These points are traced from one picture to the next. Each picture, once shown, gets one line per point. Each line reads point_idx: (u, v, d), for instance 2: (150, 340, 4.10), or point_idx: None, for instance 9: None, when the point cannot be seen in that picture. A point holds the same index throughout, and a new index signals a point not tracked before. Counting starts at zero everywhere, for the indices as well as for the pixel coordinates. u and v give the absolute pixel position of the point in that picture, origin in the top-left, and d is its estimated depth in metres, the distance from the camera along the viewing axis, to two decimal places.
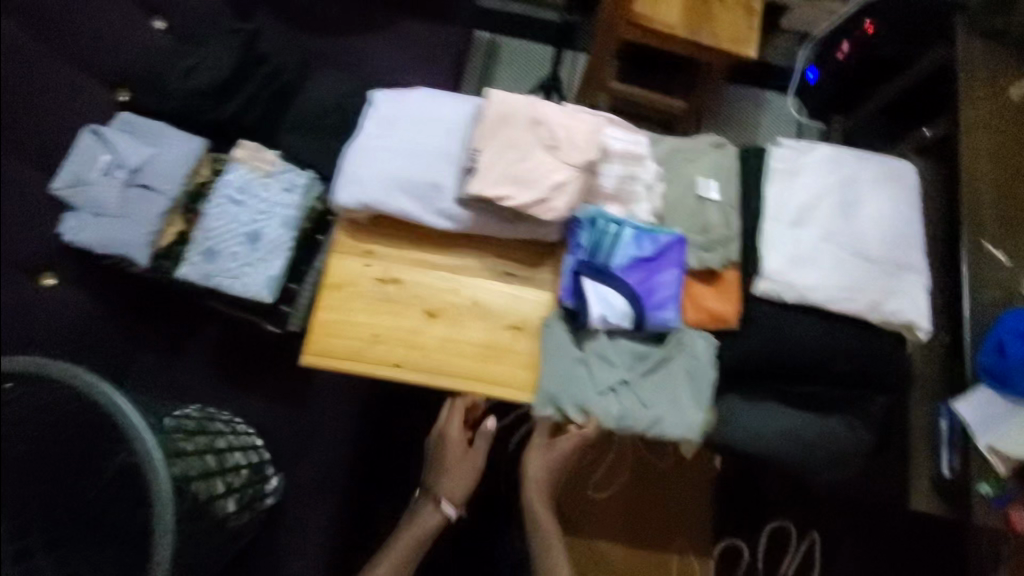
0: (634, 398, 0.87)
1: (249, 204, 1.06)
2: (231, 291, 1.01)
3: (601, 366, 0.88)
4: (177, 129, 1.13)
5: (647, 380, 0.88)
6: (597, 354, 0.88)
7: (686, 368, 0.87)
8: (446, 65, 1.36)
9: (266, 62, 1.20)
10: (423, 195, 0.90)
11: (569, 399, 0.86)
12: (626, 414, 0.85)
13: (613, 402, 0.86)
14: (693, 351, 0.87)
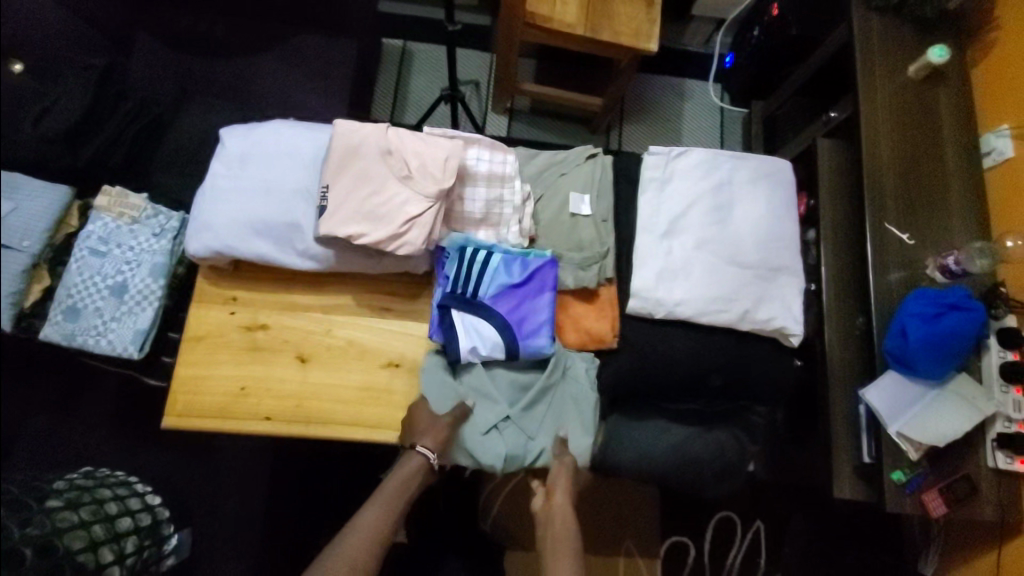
0: (520, 431, 0.84)
1: (114, 254, 1.00)
2: (98, 350, 0.97)
3: (482, 401, 0.85)
4: (33, 180, 1.02)
5: (533, 410, 0.85)
6: (475, 390, 0.85)
7: (570, 393, 0.86)
8: (335, 80, 1.29)
9: (128, 98, 1.14)
10: (280, 236, 0.86)
11: (452, 440, 0.82)
12: (512, 450, 0.82)
13: (497, 439, 0.83)
14: (575, 374, 0.86)
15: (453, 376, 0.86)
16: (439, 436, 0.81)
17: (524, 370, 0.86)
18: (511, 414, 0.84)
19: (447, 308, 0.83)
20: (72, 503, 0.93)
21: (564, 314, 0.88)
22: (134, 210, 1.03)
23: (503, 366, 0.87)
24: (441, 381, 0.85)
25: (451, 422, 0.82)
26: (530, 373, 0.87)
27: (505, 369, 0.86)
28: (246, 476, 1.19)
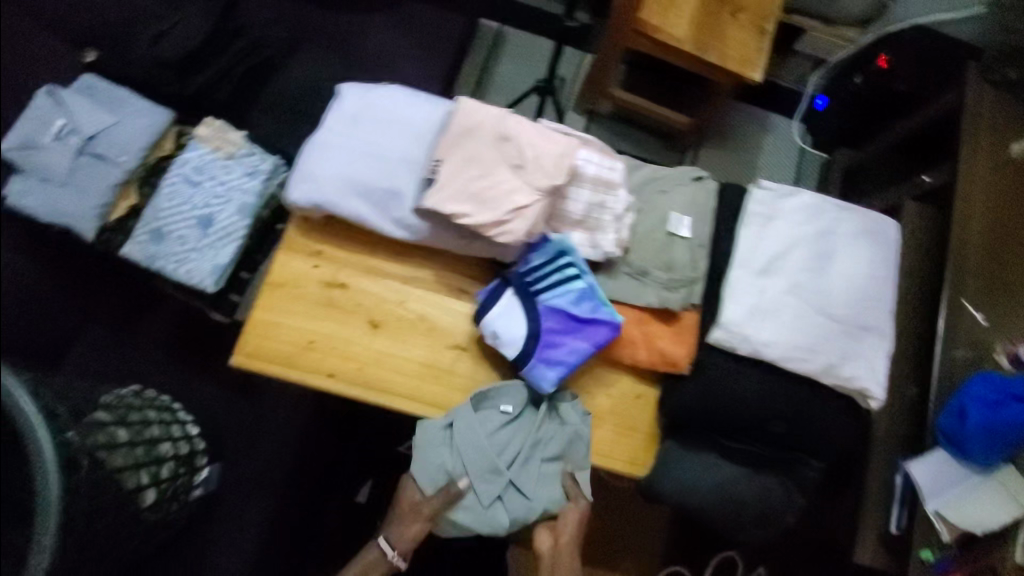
0: (520, 492, 0.88)
1: (205, 186, 1.02)
2: (174, 277, 0.98)
3: (480, 475, 0.86)
4: (139, 98, 1.06)
5: (529, 468, 0.88)
6: (468, 462, 0.86)
7: (562, 446, 0.88)
8: (439, 54, 1.28)
9: (243, 35, 1.14)
10: (380, 201, 0.86)
11: (457, 516, 0.86)
12: (517, 516, 0.87)
13: (501, 507, 0.87)
14: (563, 430, 0.88)
15: (448, 448, 0.86)
16: (409, 537, 0.85)
17: (515, 433, 0.88)
18: (510, 479, 0.87)
19: (507, 284, 0.87)
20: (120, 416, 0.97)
21: (638, 331, 0.87)
22: (232, 149, 1.04)
23: (495, 433, 0.87)
24: (436, 457, 0.85)
25: (429, 515, 0.85)
26: (520, 437, 0.88)
27: (498, 434, 0.87)
28: (281, 424, 1.20)
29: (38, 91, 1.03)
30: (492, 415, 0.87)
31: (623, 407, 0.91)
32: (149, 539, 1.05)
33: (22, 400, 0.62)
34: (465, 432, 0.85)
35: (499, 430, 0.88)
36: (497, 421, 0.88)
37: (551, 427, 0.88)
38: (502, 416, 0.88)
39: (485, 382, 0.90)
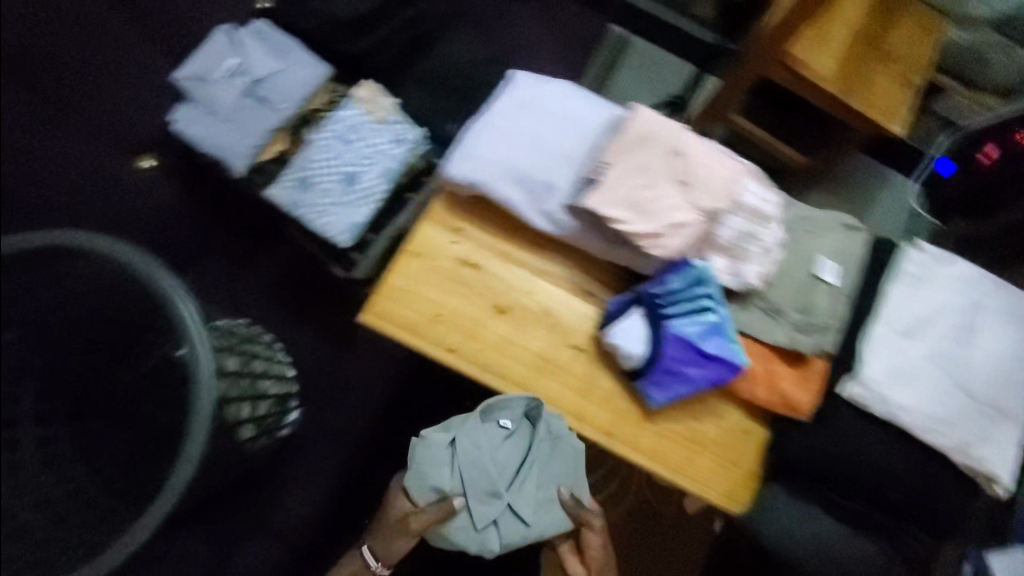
0: (516, 517, 0.80)
1: (355, 145, 1.05)
2: (313, 226, 1.02)
3: (475, 493, 0.80)
4: (304, 50, 1.10)
5: (527, 490, 0.81)
6: (467, 475, 0.80)
7: (559, 466, 0.83)
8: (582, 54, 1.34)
9: (412, 5, 1.16)
10: (533, 191, 0.86)
11: (447, 536, 0.79)
12: (511, 542, 0.79)
13: (495, 532, 0.79)
14: (560, 449, 0.84)
15: (445, 461, 0.80)
16: (394, 552, 0.80)
17: (514, 450, 0.83)
18: (508, 499, 0.80)
19: (638, 300, 0.84)
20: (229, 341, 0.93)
21: (761, 367, 0.86)
22: (384, 116, 1.07)
23: (494, 448, 0.82)
24: (431, 471, 0.80)
25: (414, 532, 0.78)
26: (518, 454, 0.83)
27: (497, 448, 0.82)
28: (366, 387, 1.20)
29: (216, 30, 1.09)
30: (490, 429, 0.83)
31: (725, 440, 0.89)
32: (234, 471, 1.08)
33: (187, 308, 0.59)
34: (462, 445, 0.81)
35: (500, 445, 0.83)
36: (497, 433, 0.83)
37: (548, 447, 0.84)
38: (500, 432, 0.83)
39: (596, 387, 0.88)
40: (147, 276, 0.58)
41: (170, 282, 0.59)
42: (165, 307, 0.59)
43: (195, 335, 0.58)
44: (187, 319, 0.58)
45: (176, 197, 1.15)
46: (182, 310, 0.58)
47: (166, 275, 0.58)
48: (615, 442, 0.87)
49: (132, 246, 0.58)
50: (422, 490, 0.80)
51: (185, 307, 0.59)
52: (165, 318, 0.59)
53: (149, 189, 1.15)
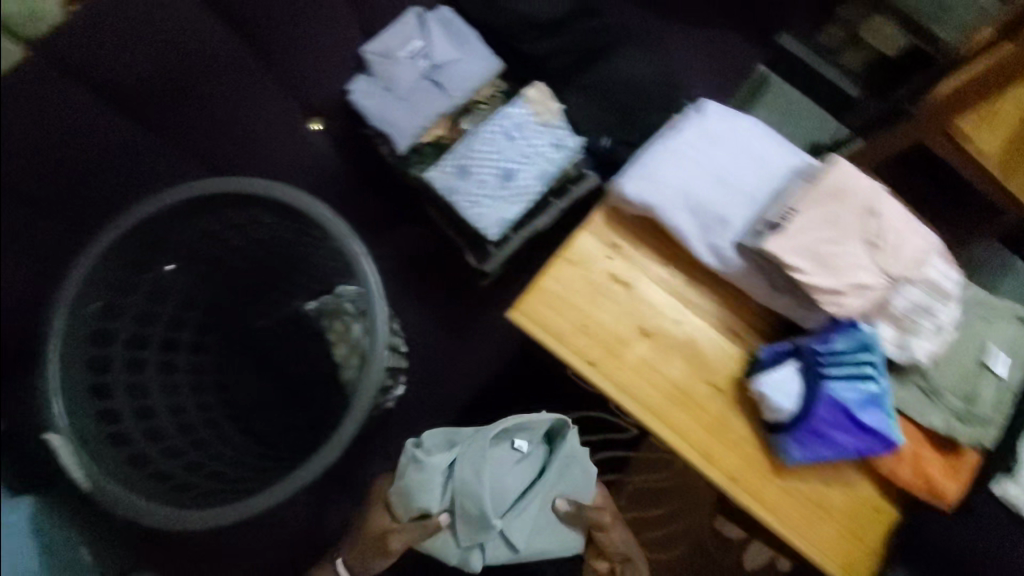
0: (503, 539, 0.88)
1: (518, 143, 1.06)
2: (462, 213, 1.03)
3: (464, 516, 0.85)
4: (483, 44, 1.14)
5: (519, 518, 0.88)
6: (460, 500, 0.85)
7: (562, 485, 0.93)
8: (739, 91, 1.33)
9: (594, 17, 1.18)
10: (708, 223, 0.84)
11: (429, 548, 0.86)
12: (495, 560, 0.88)
13: (479, 554, 0.87)
14: (570, 468, 0.94)
15: (439, 483, 0.86)
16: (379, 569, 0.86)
17: (518, 475, 0.90)
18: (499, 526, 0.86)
19: (799, 352, 0.83)
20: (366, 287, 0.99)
21: (909, 446, 0.84)
22: (550, 119, 1.08)
23: (496, 472, 0.88)
24: (424, 492, 0.84)
25: (398, 549, 0.84)
26: (525, 479, 0.91)
27: (503, 472, 0.89)
28: (467, 377, 1.22)
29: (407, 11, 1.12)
30: (500, 454, 0.90)
31: (851, 511, 0.86)
32: None
33: (370, 272, 0.78)
34: (466, 469, 0.85)
35: (504, 468, 0.90)
36: (501, 458, 0.90)
37: (549, 476, 0.91)
38: (510, 455, 0.90)
39: (730, 430, 0.86)
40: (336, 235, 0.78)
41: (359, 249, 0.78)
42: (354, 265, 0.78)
43: (373, 288, 0.77)
44: (370, 279, 0.77)
45: (329, 162, 1.19)
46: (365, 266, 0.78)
47: (352, 239, 0.77)
48: (741, 491, 0.84)
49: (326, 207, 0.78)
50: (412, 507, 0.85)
51: (370, 270, 0.78)
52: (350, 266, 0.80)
53: (311, 148, 1.17)
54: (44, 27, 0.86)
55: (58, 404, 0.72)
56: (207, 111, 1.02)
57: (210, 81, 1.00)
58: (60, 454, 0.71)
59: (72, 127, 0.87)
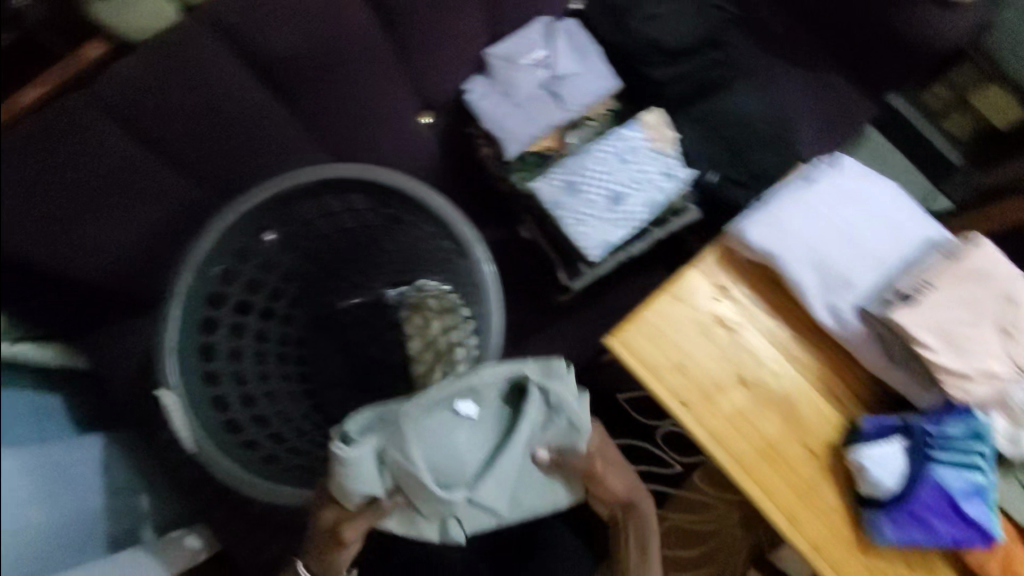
0: (477, 509, 0.74)
1: (628, 167, 1.04)
2: (564, 230, 1.03)
3: (419, 498, 0.71)
4: (604, 61, 1.12)
5: (491, 490, 0.72)
6: (411, 487, 0.70)
7: (540, 431, 0.75)
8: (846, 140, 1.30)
9: (717, 49, 1.16)
10: (831, 283, 0.82)
11: (390, 523, 0.76)
12: (479, 525, 0.77)
13: (456, 523, 0.76)
14: (548, 413, 0.74)
15: (374, 472, 0.69)
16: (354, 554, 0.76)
17: (479, 439, 0.73)
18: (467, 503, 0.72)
19: (907, 430, 0.79)
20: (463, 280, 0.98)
21: (1004, 544, 0.80)
22: (665, 146, 1.06)
23: (448, 442, 0.71)
24: (359, 486, 0.68)
25: (363, 528, 0.73)
26: (489, 441, 0.73)
27: (455, 440, 0.71)
28: None
29: (534, 18, 1.12)
30: (442, 421, 0.71)
31: None
32: None
33: (488, 274, 0.86)
34: (396, 451, 0.68)
35: (459, 436, 0.71)
36: (454, 425, 0.71)
37: (522, 435, 0.72)
38: (459, 421, 0.71)
39: (819, 496, 0.83)
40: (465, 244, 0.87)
41: (479, 250, 0.87)
42: (474, 265, 0.87)
43: (489, 286, 0.86)
44: (487, 279, 0.86)
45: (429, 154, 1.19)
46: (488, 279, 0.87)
47: (482, 252, 0.85)
48: (821, 561, 0.82)
49: (460, 217, 0.87)
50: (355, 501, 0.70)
51: (487, 269, 0.87)
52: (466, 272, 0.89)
53: (417, 139, 1.16)
54: (150, 32, 0.88)
55: (175, 359, 0.78)
56: (342, 100, 1.01)
57: (350, 70, 0.97)
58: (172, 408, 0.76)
59: (218, 93, 0.88)
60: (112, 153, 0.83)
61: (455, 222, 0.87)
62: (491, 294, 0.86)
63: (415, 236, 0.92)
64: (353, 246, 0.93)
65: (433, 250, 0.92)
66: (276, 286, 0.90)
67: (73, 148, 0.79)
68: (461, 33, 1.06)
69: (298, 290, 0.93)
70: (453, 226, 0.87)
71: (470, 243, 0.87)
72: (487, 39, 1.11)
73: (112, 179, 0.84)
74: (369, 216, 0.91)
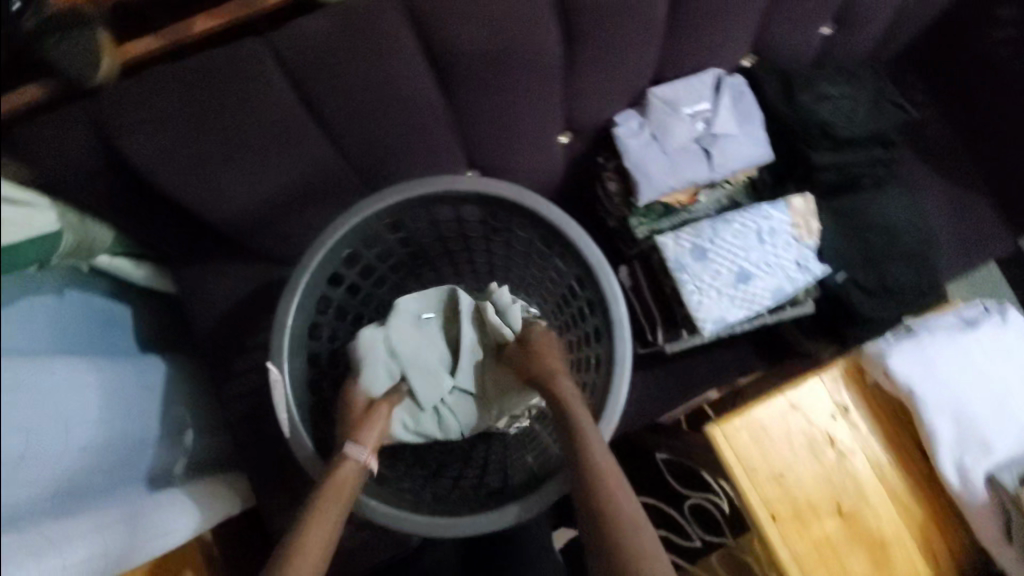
0: (463, 395, 0.92)
1: (764, 248, 0.99)
2: (684, 296, 0.98)
3: (421, 380, 0.89)
4: (763, 130, 1.08)
5: (465, 371, 0.92)
6: (414, 370, 0.89)
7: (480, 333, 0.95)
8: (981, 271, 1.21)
9: (881, 147, 1.09)
10: (965, 441, 0.78)
11: (400, 420, 0.88)
12: (471, 418, 0.92)
13: (452, 416, 0.91)
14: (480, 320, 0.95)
15: (384, 357, 0.88)
16: (376, 434, 0.79)
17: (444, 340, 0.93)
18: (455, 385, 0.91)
19: None
20: (577, 321, 0.91)
21: None
22: (807, 235, 1.00)
23: (427, 336, 0.92)
24: (376, 365, 0.86)
25: (387, 407, 0.83)
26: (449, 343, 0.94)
27: (431, 337, 0.92)
28: None
29: (705, 69, 1.07)
30: (416, 320, 0.91)
31: None
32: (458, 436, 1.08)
33: (618, 313, 0.78)
34: (393, 334, 0.88)
35: (432, 333, 0.92)
36: (426, 325, 0.92)
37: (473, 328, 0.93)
38: (429, 322, 0.92)
39: None
40: (605, 300, 0.79)
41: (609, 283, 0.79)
42: (603, 301, 0.79)
43: (618, 329, 0.78)
44: (617, 319, 0.78)
45: (555, 173, 1.16)
46: (623, 345, 0.78)
47: (627, 315, 0.77)
48: None
49: (612, 273, 0.79)
50: (378, 380, 0.87)
51: (616, 306, 0.78)
52: (605, 328, 0.80)
53: (551, 157, 1.11)
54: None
55: (288, 336, 0.73)
56: (500, 108, 0.96)
57: (519, 80, 0.92)
58: (276, 385, 0.71)
59: (389, 73, 0.84)
60: (273, 108, 0.82)
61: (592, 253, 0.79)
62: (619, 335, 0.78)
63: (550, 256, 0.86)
64: (461, 247, 0.95)
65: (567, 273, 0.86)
66: (382, 268, 0.91)
67: (240, 97, 0.80)
68: (631, 69, 1.01)
69: (398, 271, 0.95)
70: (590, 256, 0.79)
71: (605, 281, 0.79)
72: (652, 78, 1.06)
73: (266, 132, 0.84)
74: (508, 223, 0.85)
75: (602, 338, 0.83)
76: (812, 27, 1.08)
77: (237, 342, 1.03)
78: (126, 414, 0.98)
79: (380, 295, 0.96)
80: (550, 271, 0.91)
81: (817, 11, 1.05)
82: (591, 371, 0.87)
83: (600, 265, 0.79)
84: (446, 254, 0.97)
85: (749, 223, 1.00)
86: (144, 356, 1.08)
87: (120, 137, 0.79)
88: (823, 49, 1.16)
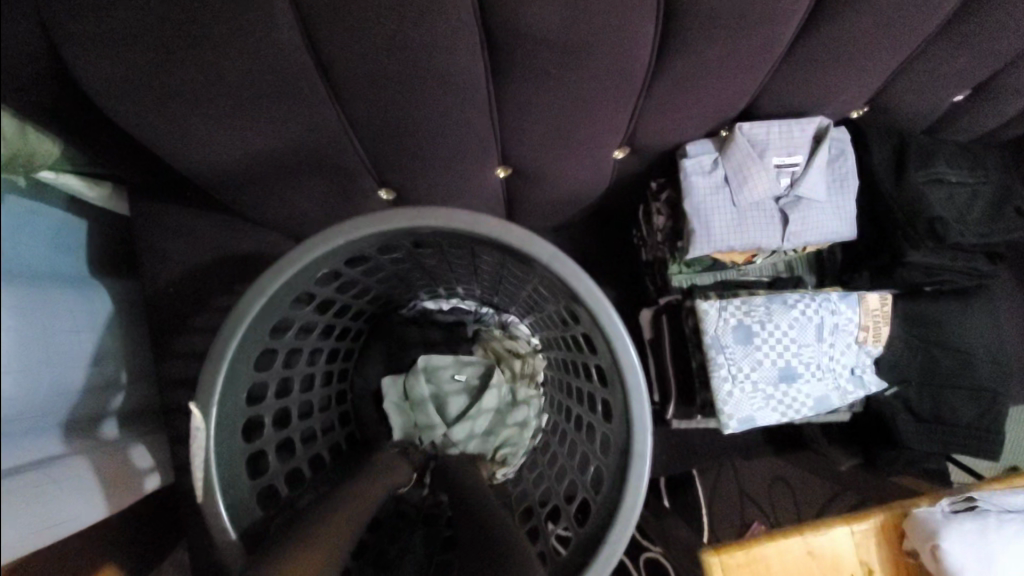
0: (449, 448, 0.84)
1: (819, 349, 0.85)
2: (715, 386, 0.83)
3: (426, 423, 0.86)
4: (853, 202, 0.90)
5: (469, 425, 0.86)
6: (426, 414, 0.86)
7: (486, 406, 0.87)
8: None
9: (984, 257, 0.91)
10: None
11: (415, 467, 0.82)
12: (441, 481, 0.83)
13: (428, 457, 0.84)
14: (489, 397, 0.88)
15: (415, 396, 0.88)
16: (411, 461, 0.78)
17: (465, 398, 0.89)
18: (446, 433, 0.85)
19: None
20: (586, 398, 0.75)
21: None
22: (872, 341, 0.88)
23: (453, 390, 0.90)
24: (406, 404, 0.88)
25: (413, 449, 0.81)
26: (465, 405, 0.89)
27: (458, 393, 0.89)
28: None
29: (808, 115, 0.88)
30: (450, 375, 0.90)
31: None
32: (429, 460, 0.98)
33: (641, 434, 0.58)
34: (433, 380, 0.90)
35: (458, 390, 0.90)
36: (455, 379, 0.90)
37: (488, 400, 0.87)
38: (458, 382, 0.90)
39: None
40: (629, 416, 0.58)
41: (638, 390, 0.58)
42: (625, 410, 0.59)
43: (633, 460, 0.57)
44: (639, 442, 0.57)
45: (601, 191, 0.98)
46: (638, 474, 0.58)
47: (652, 444, 0.56)
48: None
49: (646, 395, 0.57)
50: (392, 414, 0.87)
51: (642, 424, 0.58)
52: (620, 445, 0.60)
53: (601, 174, 0.93)
54: None
55: (225, 367, 0.54)
56: (553, 112, 0.77)
57: (587, 84, 0.72)
58: (193, 435, 0.53)
59: (426, 43, 0.64)
60: (272, 56, 0.63)
61: (625, 347, 0.57)
62: (634, 462, 0.57)
63: (574, 319, 0.68)
64: (473, 267, 0.77)
65: (589, 344, 0.67)
66: (368, 277, 0.73)
67: (231, 29, 0.60)
68: (723, 98, 0.81)
69: (390, 277, 0.78)
70: (621, 350, 0.57)
71: (630, 384, 0.58)
72: (741, 113, 0.87)
73: (262, 82, 0.66)
74: (534, 270, 0.65)
75: (613, 451, 0.63)
76: (952, 91, 0.87)
77: (191, 306, 0.93)
78: (44, 363, 0.65)
79: (360, 302, 0.79)
80: (566, 329, 0.74)
81: (963, 76, 0.84)
82: (588, 480, 0.67)
83: (632, 370, 0.57)
84: (448, 267, 0.79)
85: (811, 313, 0.85)
86: (83, 283, 0.79)
87: (68, 44, 0.60)
88: (945, 118, 0.96)
